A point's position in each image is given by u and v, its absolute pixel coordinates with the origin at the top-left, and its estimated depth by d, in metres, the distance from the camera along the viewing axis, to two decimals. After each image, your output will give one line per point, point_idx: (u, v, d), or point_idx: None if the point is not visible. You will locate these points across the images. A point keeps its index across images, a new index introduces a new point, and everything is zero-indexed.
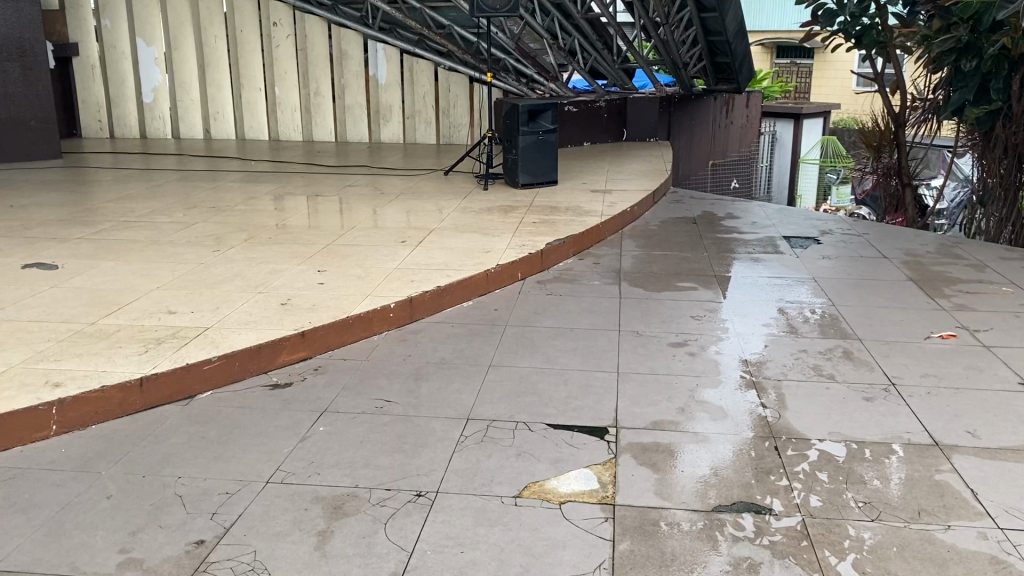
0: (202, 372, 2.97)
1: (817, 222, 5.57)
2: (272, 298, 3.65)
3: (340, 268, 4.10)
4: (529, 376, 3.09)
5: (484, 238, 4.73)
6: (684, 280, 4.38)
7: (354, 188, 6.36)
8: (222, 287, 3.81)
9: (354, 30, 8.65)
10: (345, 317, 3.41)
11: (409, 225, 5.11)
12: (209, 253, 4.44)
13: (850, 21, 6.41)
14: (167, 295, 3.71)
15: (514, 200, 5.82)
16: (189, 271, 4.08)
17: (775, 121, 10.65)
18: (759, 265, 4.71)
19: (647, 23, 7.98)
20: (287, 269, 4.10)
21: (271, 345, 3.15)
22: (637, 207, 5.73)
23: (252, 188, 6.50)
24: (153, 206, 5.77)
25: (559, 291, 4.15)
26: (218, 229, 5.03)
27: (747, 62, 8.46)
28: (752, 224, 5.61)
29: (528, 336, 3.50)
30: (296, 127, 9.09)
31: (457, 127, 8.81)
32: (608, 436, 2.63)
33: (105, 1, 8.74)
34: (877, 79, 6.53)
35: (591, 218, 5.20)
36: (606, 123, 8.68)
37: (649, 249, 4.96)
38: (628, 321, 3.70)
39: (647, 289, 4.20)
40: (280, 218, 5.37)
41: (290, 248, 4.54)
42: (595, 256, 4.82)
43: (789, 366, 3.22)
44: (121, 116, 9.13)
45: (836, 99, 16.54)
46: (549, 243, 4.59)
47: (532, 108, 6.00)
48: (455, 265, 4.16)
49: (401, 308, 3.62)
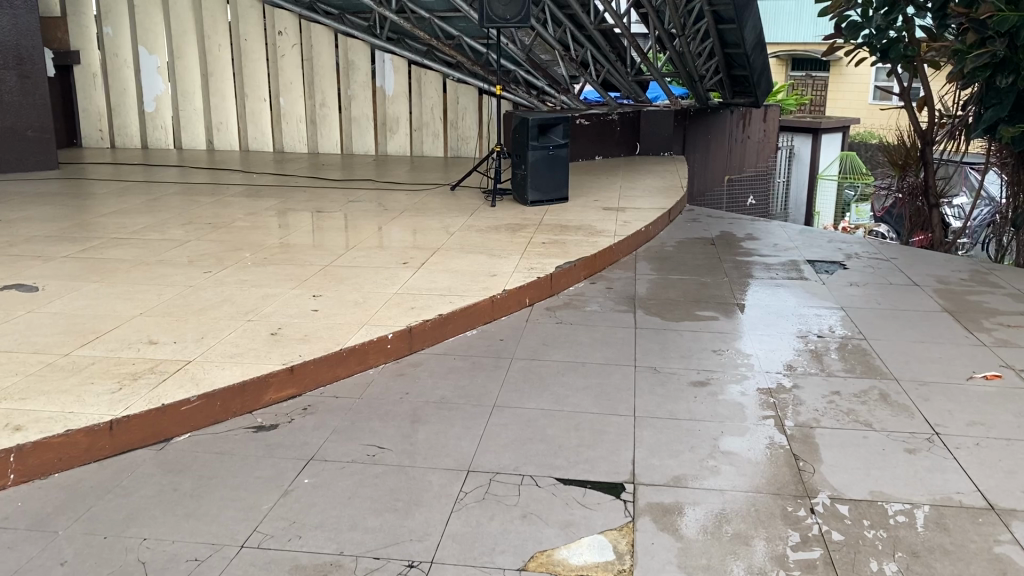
0: (178, 414, 2.71)
1: (842, 245, 5.31)
2: (260, 327, 3.40)
3: (337, 293, 3.85)
4: (536, 420, 2.82)
5: (490, 260, 4.47)
6: (703, 308, 4.11)
7: (358, 204, 6.13)
8: (208, 314, 3.56)
9: (361, 39, 8.46)
10: (338, 350, 3.15)
11: (413, 244, 4.85)
12: (199, 274, 4.20)
13: (874, 34, 6.11)
14: (149, 322, 3.46)
15: (523, 219, 5.56)
16: (176, 296, 3.84)
17: (793, 136, 10.38)
18: (783, 291, 4.44)
19: (663, 36, 7.82)
20: (280, 293, 3.85)
21: (254, 382, 2.89)
22: (652, 227, 5.47)
23: (252, 202, 6.27)
24: (148, 221, 5.54)
25: (570, 319, 3.88)
26: (213, 248, 4.80)
27: (766, 75, 8.18)
28: (773, 246, 5.34)
29: (536, 371, 3.24)
30: (300, 138, 8.86)
31: (465, 140, 8.64)
32: (625, 494, 2.37)
33: (108, 8, 8.55)
34: (902, 94, 6.22)
35: (604, 239, 4.94)
36: (619, 137, 8.41)
37: (665, 273, 4.70)
38: (645, 355, 3.43)
39: (664, 318, 3.93)
40: (279, 236, 5.13)
41: (285, 269, 4.29)
42: (608, 280, 4.56)
43: (823, 411, 2.94)
44: (122, 125, 8.94)
45: (853, 113, 16.23)
46: (560, 267, 4.33)
47: (542, 123, 5.74)
48: (459, 290, 3.89)
49: (399, 338, 3.36)
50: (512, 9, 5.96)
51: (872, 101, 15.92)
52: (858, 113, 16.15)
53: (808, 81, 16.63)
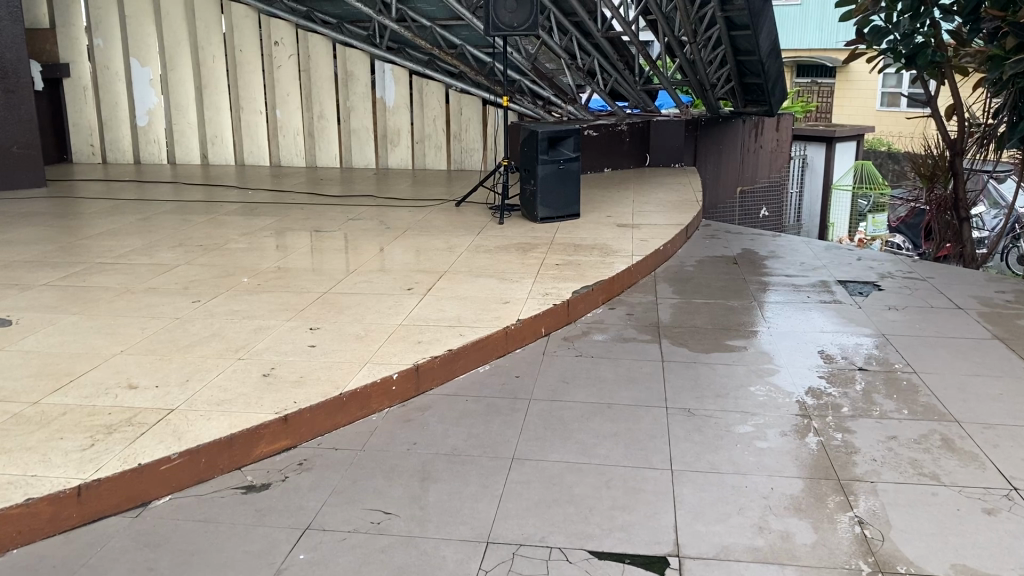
0: (157, 474, 2.40)
1: (872, 263, 4.99)
2: (252, 367, 3.08)
3: (336, 325, 3.54)
4: (561, 476, 2.51)
5: (501, 285, 4.16)
6: (733, 337, 3.79)
7: (358, 222, 5.82)
8: (195, 352, 3.25)
9: (360, 49, 8.19)
10: (337, 395, 2.83)
11: (417, 266, 4.55)
12: (187, 304, 3.88)
13: (900, 38, 5.81)
14: (129, 361, 3.14)
15: (533, 237, 5.25)
16: (161, 330, 3.53)
17: (806, 144, 10.06)
18: (816, 315, 4.13)
19: (672, 42, 7.55)
20: (274, 327, 3.54)
21: (243, 434, 2.58)
22: (670, 245, 5.16)
23: (247, 221, 5.96)
24: (136, 243, 5.23)
25: (591, 352, 3.56)
26: (203, 272, 4.48)
27: (780, 82, 7.89)
28: (800, 265, 5.02)
29: (557, 415, 2.92)
30: (298, 152, 8.55)
31: (469, 152, 8.33)
32: (669, 571, 2.05)
33: (98, 19, 8.27)
34: (929, 102, 5.92)
35: (621, 260, 4.63)
36: (629, 148, 8.10)
37: (688, 297, 4.38)
38: (676, 395, 3.11)
39: (693, 349, 3.61)
40: (274, 259, 4.81)
41: (281, 297, 3.98)
42: (627, 305, 4.24)
43: (881, 462, 2.62)
44: (114, 140, 8.63)
45: (860, 119, 15.90)
46: (576, 292, 4.01)
47: (552, 135, 5.50)
48: (468, 321, 3.58)
49: (405, 379, 3.04)
50: (519, 16, 5.66)
51: (879, 107, 15.60)
52: (865, 120, 15.84)
53: (814, 88, 16.36)
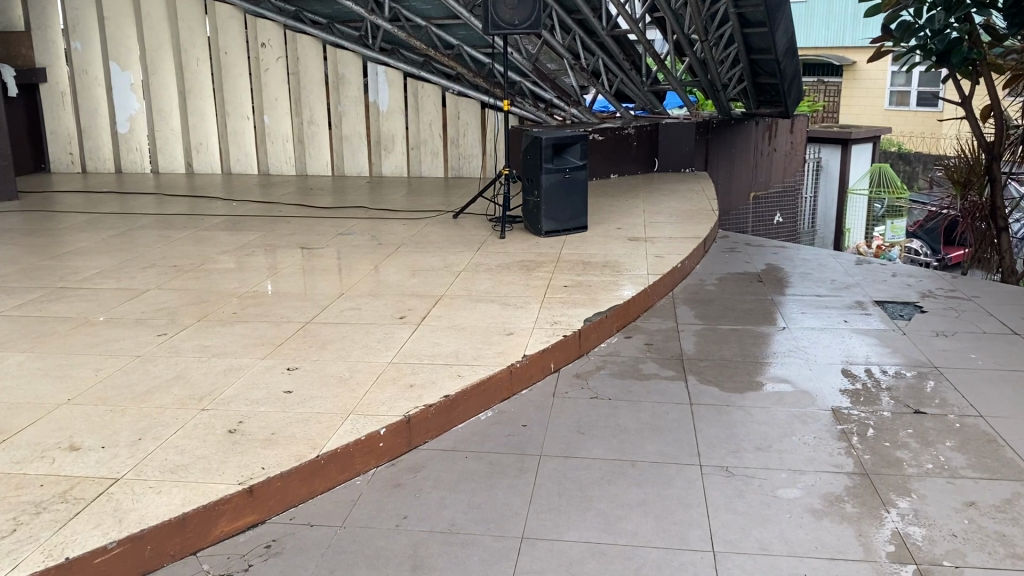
0: (90, 568, 1.97)
1: (909, 280, 4.57)
2: (215, 421, 2.65)
3: (315, 364, 3.10)
4: (582, 562, 2.08)
5: (504, 312, 3.73)
6: (766, 371, 3.36)
7: (348, 237, 5.39)
8: (153, 400, 2.82)
9: (351, 50, 7.77)
10: (314, 458, 2.40)
11: (411, 290, 4.11)
12: (151, 338, 3.45)
13: (930, 35, 5.39)
14: (74, 413, 2.72)
15: (538, 254, 4.82)
16: (118, 372, 3.10)
17: (820, 147, 9.62)
18: (855, 341, 3.71)
19: (681, 40, 7.12)
20: (245, 367, 3.11)
21: (199, 513, 2.15)
22: (688, 262, 4.73)
23: (230, 237, 5.53)
24: (105, 264, 4.79)
25: (608, 392, 3.13)
26: (174, 299, 4.05)
27: (796, 82, 7.47)
28: (830, 282, 4.60)
29: (574, 478, 2.49)
30: (287, 159, 8.12)
31: (468, 158, 7.90)
32: None
33: (77, 21, 7.85)
34: (962, 103, 5.50)
35: (636, 280, 4.20)
36: (638, 153, 7.65)
37: (713, 322, 3.95)
38: (711, 449, 2.68)
39: (724, 389, 3.18)
40: (254, 281, 4.38)
41: (257, 329, 3.55)
42: (645, 333, 3.81)
43: (964, 538, 2.19)
44: (94, 148, 8.20)
45: (868, 118, 15.43)
46: (589, 319, 3.58)
47: (557, 142, 5.09)
48: (468, 358, 3.15)
49: (394, 434, 2.61)
50: (521, 13, 5.22)
51: (887, 105, 15.09)
52: (873, 119, 15.36)
53: (820, 87, 15.90)
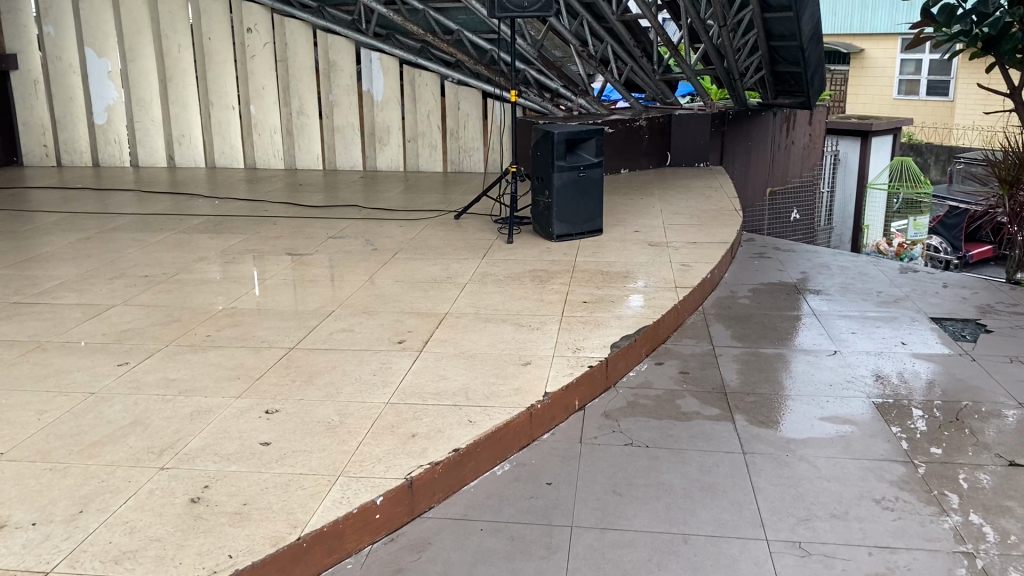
0: None
1: (963, 293, 4.14)
2: (175, 486, 2.17)
3: (299, 406, 2.62)
4: None
5: (518, 335, 3.24)
6: (823, 409, 2.89)
7: (339, 241, 4.91)
8: (104, 456, 2.34)
9: (343, 36, 7.28)
10: (294, 542, 1.93)
11: (410, 307, 3.63)
12: (109, 370, 2.97)
13: (977, 23, 4.84)
14: (5, 474, 2.24)
15: (550, 262, 4.35)
16: (65, 415, 2.61)
17: (839, 140, 9.06)
18: (919, 369, 3.25)
19: (696, 24, 6.60)
20: (216, 409, 2.62)
21: None
22: (717, 271, 4.26)
23: (209, 241, 5.04)
24: (67, 274, 4.29)
25: (645, 438, 2.66)
26: (142, 317, 3.57)
27: (820, 71, 6.95)
28: (877, 294, 4.14)
29: (616, 561, 2.03)
30: (275, 152, 7.61)
31: (468, 151, 7.40)
32: None
33: (49, 5, 7.32)
34: (1011, 94, 5.00)
35: (665, 294, 3.71)
36: (650, 146, 7.15)
37: (753, 346, 3.48)
38: (776, 519, 2.22)
39: (779, 432, 2.72)
40: (234, 296, 3.89)
41: (234, 358, 3.07)
42: (678, 359, 3.33)
43: None
44: (69, 140, 7.67)
45: (875, 108, 14.96)
46: (616, 345, 3.10)
47: (570, 137, 4.62)
48: (481, 398, 2.67)
49: (393, 502, 2.14)
50: None
51: (896, 95, 14.65)
52: (881, 109, 14.92)
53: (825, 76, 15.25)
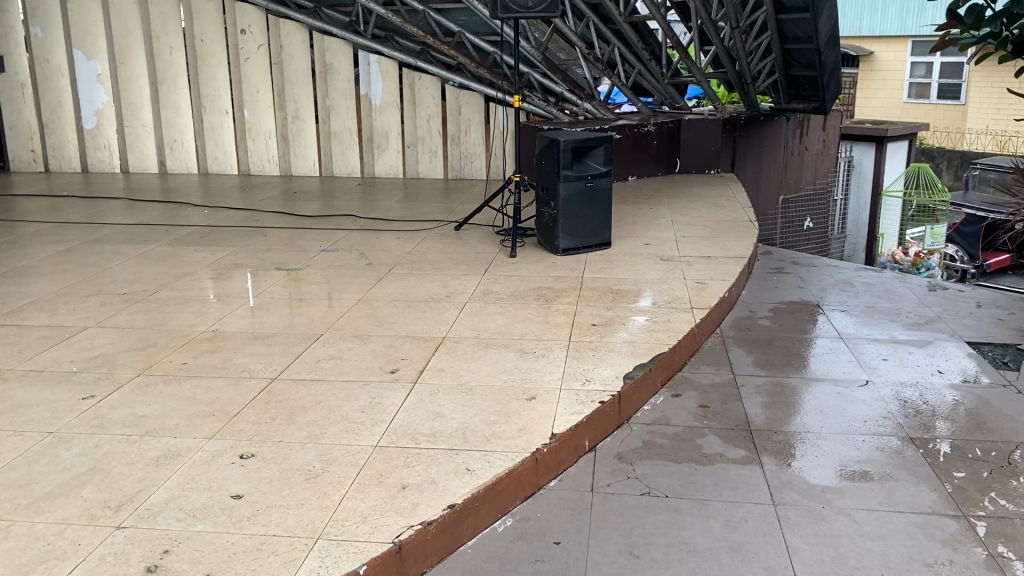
0: None
1: (999, 314, 3.86)
2: (130, 550, 1.90)
3: (278, 450, 2.35)
4: None
5: (522, 364, 2.96)
6: (859, 451, 2.61)
7: (332, 255, 4.64)
8: (54, 511, 2.07)
9: (341, 37, 7.01)
10: None
11: (404, 330, 3.36)
12: (72, 404, 2.70)
13: None
14: None
15: (556, 279, 4.07)
16: (16, 460, 2.33)
17: (852, 145, 8.81)
18: (962, 402, 2.96)
19: (706, 25, 6.30)
20: (185, 453, 2.36)
21: None
22: (734, 290, 3.98)
23: (194, 254, 4.77)
24: (40, 291, 4.03)
25: (663, 487, 2.38)
26: (114, 341, 3.30)
27: (837, 75, 6.66)
28: (906, 315, 3.87)
29: None
30: (270, 158, 7.35)
31: (470, 156, 7.13)
32: None
33: (36, 4, 7.06)
34: None
35: (680, 316, 3.44)
36: (660, 153, 6.86)
37: (777, 374, 3.21)
38: None
39: (813, 478, 2.44)
40: (216, 316, 3.62)
41: (209, 391, 2.79)
42: (697, 391, 3.05)
43: None
44: (58, 145, 7.41)
45: (884, 111, 14.68)
46: (629, 376, 2.83)
47: (577, 145, 4.36)
48: (480, 441, 2.39)
49: (379, 571, 1.87)
50: None
51: (907, 98, 14.38)
52: (891, 112, 14.65)
53: None
